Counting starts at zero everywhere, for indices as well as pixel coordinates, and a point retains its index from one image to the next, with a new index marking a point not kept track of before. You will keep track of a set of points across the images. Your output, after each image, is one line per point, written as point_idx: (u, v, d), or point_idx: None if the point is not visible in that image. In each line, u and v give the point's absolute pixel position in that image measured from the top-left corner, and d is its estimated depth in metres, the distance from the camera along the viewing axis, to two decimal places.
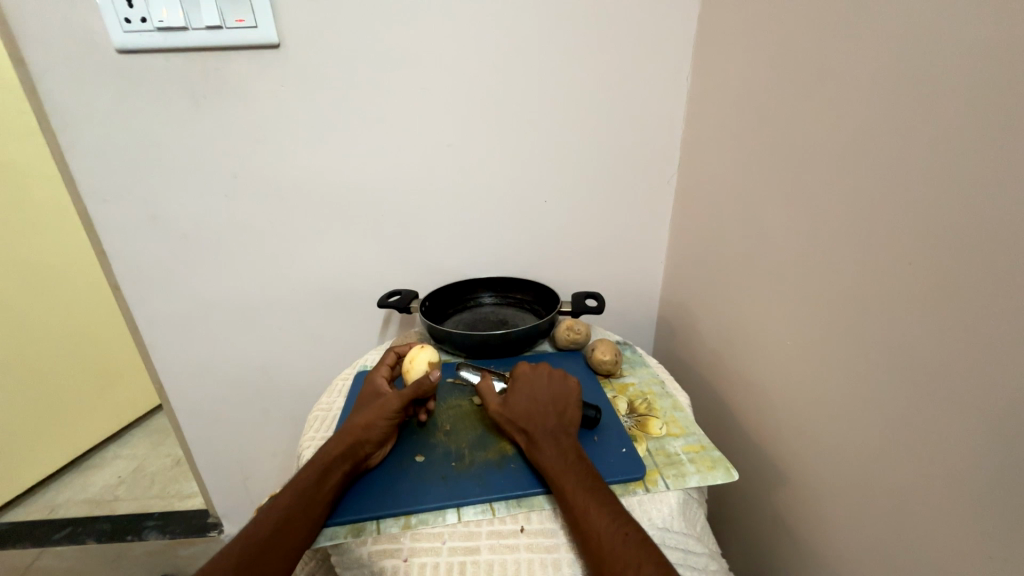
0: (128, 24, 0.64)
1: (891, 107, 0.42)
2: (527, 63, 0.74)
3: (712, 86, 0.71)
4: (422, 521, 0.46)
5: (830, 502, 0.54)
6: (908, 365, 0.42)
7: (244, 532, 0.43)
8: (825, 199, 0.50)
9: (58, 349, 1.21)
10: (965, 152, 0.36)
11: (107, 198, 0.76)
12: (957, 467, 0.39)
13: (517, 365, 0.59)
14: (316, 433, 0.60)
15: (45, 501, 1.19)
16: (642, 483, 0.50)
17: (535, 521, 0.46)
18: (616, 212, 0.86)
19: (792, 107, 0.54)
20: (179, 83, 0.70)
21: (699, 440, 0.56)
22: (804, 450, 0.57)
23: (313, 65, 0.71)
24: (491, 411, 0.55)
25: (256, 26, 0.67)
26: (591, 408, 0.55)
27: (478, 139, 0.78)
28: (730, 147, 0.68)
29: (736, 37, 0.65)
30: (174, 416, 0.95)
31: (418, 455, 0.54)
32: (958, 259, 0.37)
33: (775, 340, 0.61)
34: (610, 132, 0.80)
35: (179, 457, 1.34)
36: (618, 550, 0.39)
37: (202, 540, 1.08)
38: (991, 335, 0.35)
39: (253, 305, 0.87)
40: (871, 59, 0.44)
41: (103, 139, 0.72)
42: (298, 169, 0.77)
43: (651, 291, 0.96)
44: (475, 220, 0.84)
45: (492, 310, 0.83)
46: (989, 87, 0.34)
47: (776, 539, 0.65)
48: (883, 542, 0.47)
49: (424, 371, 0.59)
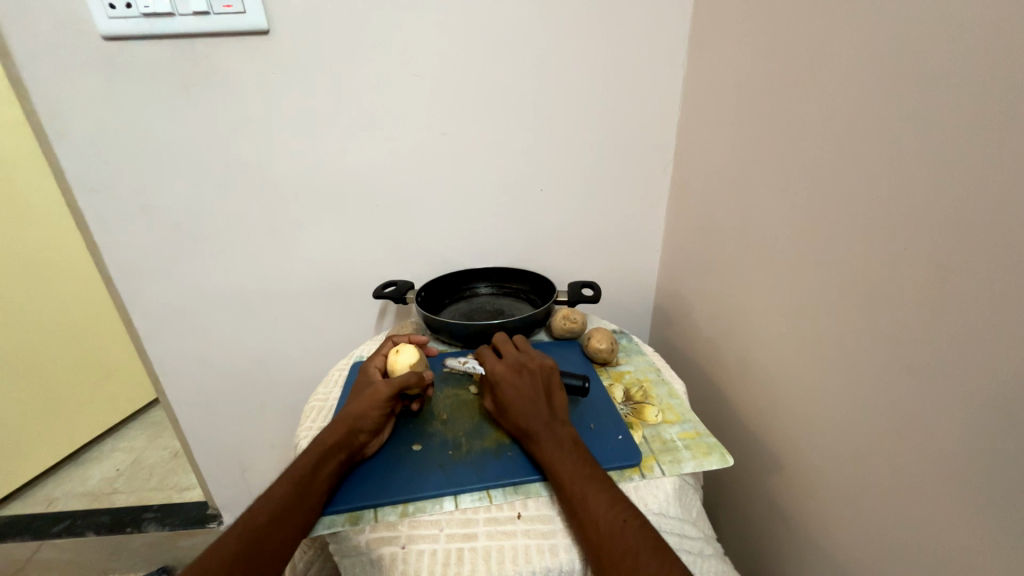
0: (112, 10, 0.63)
1: (889, 90, 0.41)
2: (522, 50, 0.73)
3: (709, 71, 0.70)
4: (420, 508, 0.46)
5: (824, 488, 0.54)
6: (903, 350, 0.42)
7: (240, 523, 0.43)
8: (821, 184, 0.50)
9: (51, 342, 1.20)
10: (963, 139, 0.36)
11: (97, 190, 0.75)
12: (950, 453, 0.39)
13: (490, 359, 0.57)
14: (312, 424, 0.61)
15: (44, 495, 1.20)
16: (639, 469, 0.50)
17: (532, 508, 0.46)
18: (613, 201, 0.86)
19: (789, 92, 0.54)
20: (167, 72, 0.68)
21: (693, 427, 0.56)
22: (799, 438, 0.58)
23: (304, 53, 0.69)
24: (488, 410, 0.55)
25: (244, 12, 0.65)
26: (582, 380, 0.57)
27: (473, 127, 0.77)
28: (726, 135, 0.67)
29: (731, 23, 0.64)
30: (171, 408, 0.95)
31: (414, 444, 0.54)
32: (953, 246, 0.37)
33: (770, 330, 0.61)
34: (606, 120, 0.79)
35: (178, 449, 1.34)
36: (617, 538, 0.39)
37: (202, 531, 1.09)
38: (986, 323, 0.36)
39: (249, 298, 0.87)
40: (869, 42, 0.43)
41: (91, 130, 0.71)
42: (291, 159, 0.76)
43: (647, 281, 0.96)
44: (472, 211, 0.84)
45: (489, 300, 0.82)
46: (988, 73, 0.34)
47: (771, 524, 0.66)
48: (878, 527, 0.47)
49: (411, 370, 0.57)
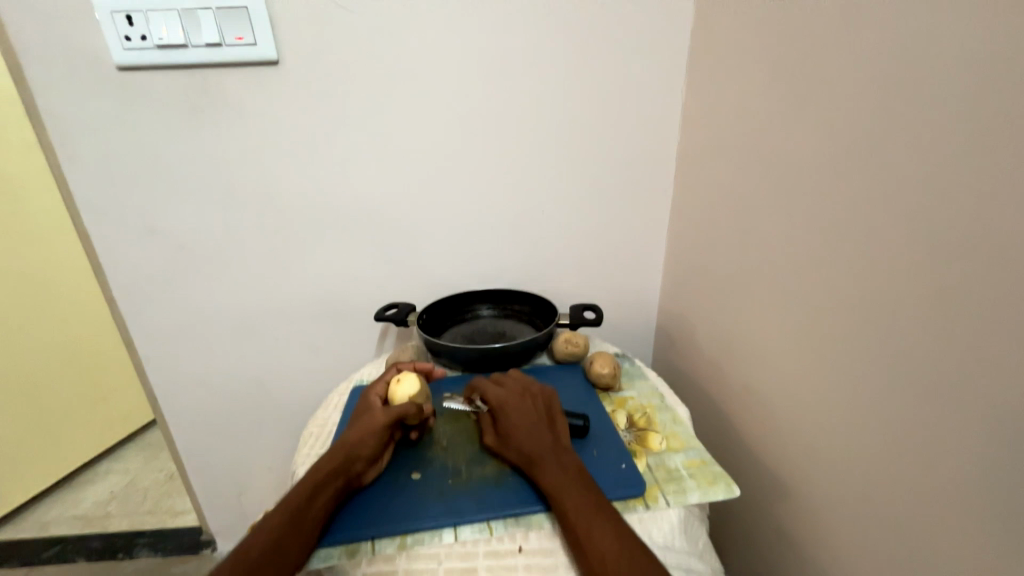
0: (128, 41, 0.65)
1: (889, 117, 0.42)
2: (524, 78, 0.74)
3: (709, 99, 0.72)
4: (419, 540, 0.45)
5: (833, 519, 0.53)
6: (910, 378, 0.42)
7: (233, 555, 0.42)
8: (823, 210, 0.50)
9: (52, 363, 1.20)
10: (962, 169, 0.36)
11: (105, 212, 0.76)
12: (962, 483, 0.38)
13: (488, 385, 0.56)
14: (311, 449, 0.60)
15: (36, 518, 1.18)
16: (643, 499, 0.49)
17: (534, 539, 0.45)
18: (615, 224, 0.87)
19: (788, 119, 0.55)
20: (178, 99, 0.70)
21: (699, 455, 0.55)
22: (806, 466, 0.56)
23: (312, 80, 0.71)
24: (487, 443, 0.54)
25: (256, 43, 0.67)
26: (580, 417, 0.56)
27: (476, 152, 0.79)
28: (726, 160, 0.68)
29: (730, 54, 0.66)
30: (169, 430, 0.94)
31: (413, 473, 0.53)
32: (957, 274, 0.37)
33: (774, 355, 0.61)
34: (608, 145, 0.80)
35: (173, 471, 1.32)
36: (623, 575, 0.38)
37: (195, 558, 1.06)
38: (994, 352, 0.35)
39: (250, 318, 0.87)
40: (867, 73, 0.44)
41: (102, 154, 0.72)
42: (297, 181, 0.77)
43: (650, 303, 0.96)
44: (474, 234, 0.85)
45: (491, 323, 0.82)
46: (985, 105, 0.34)
47: (779, 555, 0.64)
48: (890, 562, 0.46)
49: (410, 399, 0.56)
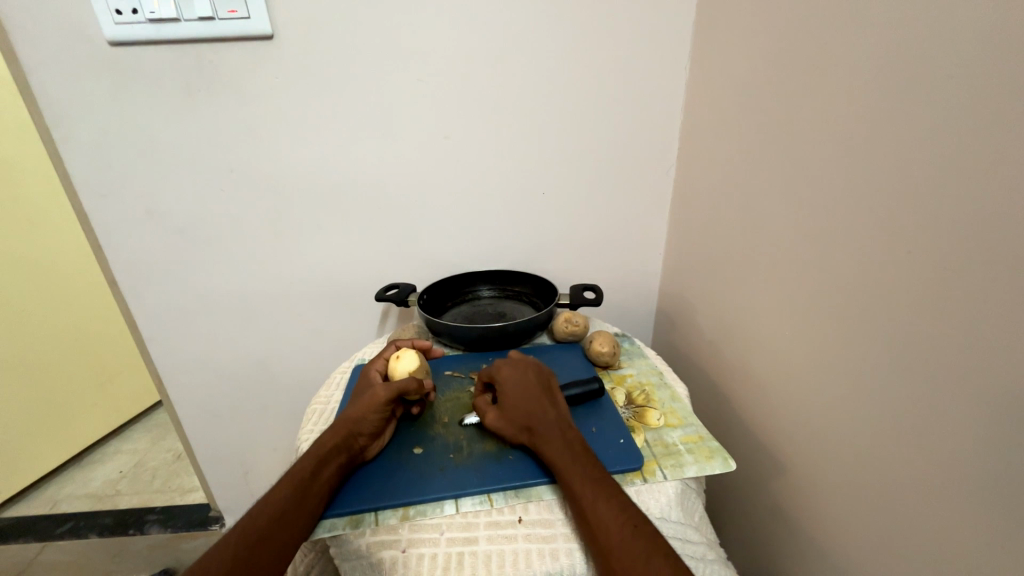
0: (119, 16, 0.64)
1: (893, 91, 0.41)
2: (525, 55, 0.73)
3: (711, 74, 0.70)
4: (421, 512, 0.46)
5: (827, 493, 0.54)
6: (905, 354, 0.42)
7: (241, 524, 0.43)
8: (825, 185, 0.50)
9: (56, 344, 1.21)
10: (964, 144, 0.36)
11: (102, 194, 0.75)
12: (954, 456, 0.39)
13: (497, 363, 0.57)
14: (313, 426, 0.61)
15: (47, 497, 1.20)
16: (640, 473, 0.50)
17: (533, 511, 0.46)
18: (615, 205, 0.86)
19: (790, 94, 0.54)
20: (172, 77, 0.69)
21: (696, 431, 0.56)
22: (801, 443, 0.57)
23: (309, 57, 0.70)
24: (488, 423, 0.53)
25: (249, 16, 0.66)
26: (598, 390, 0.58)
27: (476, 131, 0.77)
28: (728, 137, 0.67)
29: (734, 26, 0.64)
30: (175, 410, 0.95)
31: (415, 448, 0.54)
32: (955, 250, 0.37)
33: (772, 334, 0.61)
34: (609, 123, 0.79)
35: (180, 451, 1.34)
36: (629, 545, 0.39)
37: (204, 534, 1.08)
38: (989, 327, 0.35)
39: (251, 300, 0.87)
40: (872, 44, 0.43)
41: (96, 135, 0.71)
42: (294, 161, 0.77)
43: (650, 283, 0.96)
44: (474, 214, 0.84)
45: (491, 303, 0.82)
46: (991, 76, 0.34)
47: (773, 529, 0.65)
48: (881, 534, 0.47)
49: (409, 376, 0.57)
